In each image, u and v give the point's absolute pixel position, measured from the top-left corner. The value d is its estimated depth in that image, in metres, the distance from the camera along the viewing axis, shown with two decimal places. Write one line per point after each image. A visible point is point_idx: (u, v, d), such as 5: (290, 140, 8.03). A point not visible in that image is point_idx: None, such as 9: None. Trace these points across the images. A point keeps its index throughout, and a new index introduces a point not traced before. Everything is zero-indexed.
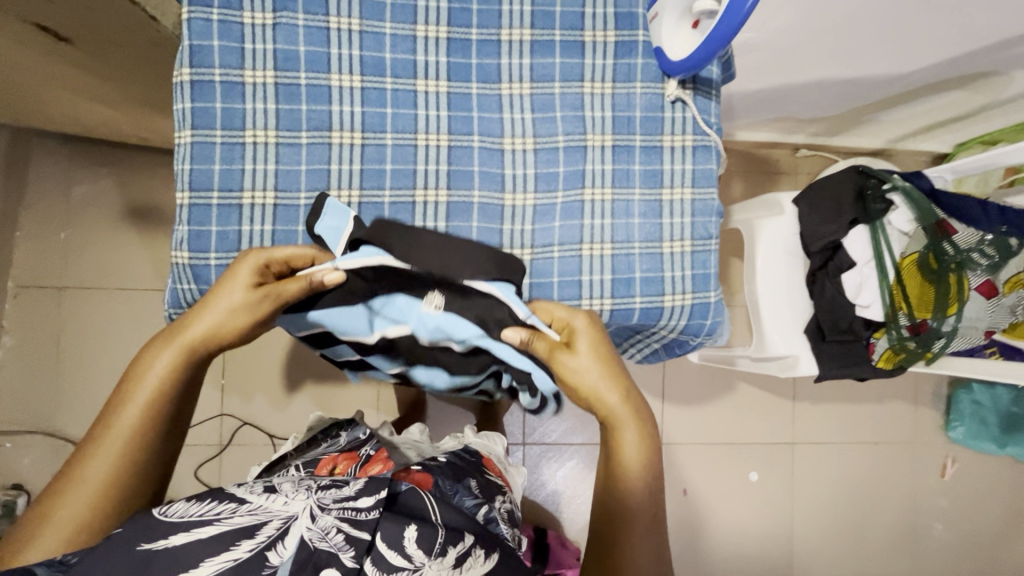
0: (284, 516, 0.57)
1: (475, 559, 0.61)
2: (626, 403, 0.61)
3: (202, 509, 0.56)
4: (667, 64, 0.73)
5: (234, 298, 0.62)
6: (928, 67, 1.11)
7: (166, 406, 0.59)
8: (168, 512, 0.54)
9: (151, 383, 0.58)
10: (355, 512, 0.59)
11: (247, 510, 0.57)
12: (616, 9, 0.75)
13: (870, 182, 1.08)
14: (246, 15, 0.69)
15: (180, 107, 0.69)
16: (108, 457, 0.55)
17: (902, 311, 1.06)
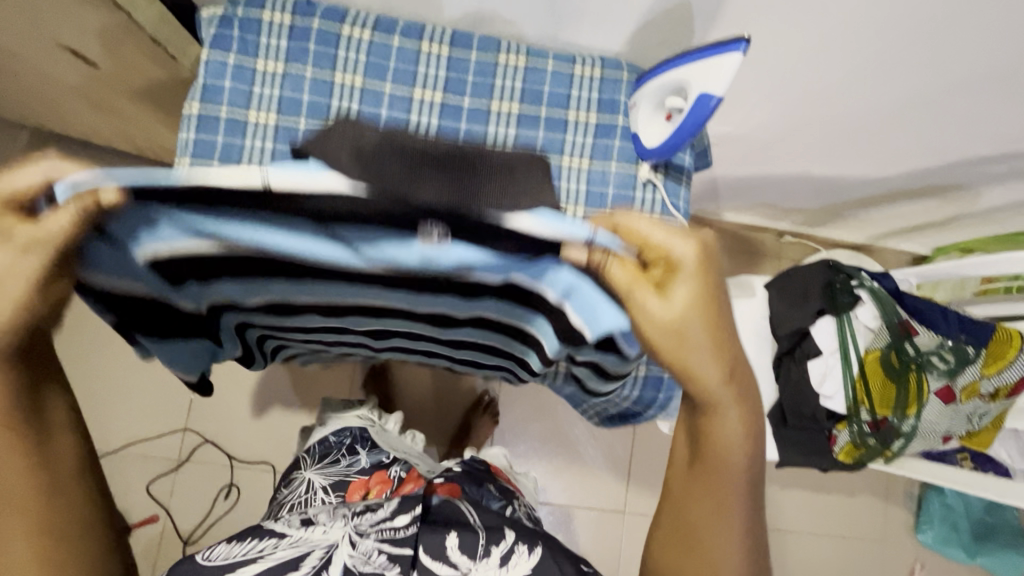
0: (323, 544, 0.62)
1: (519, 556, 0.64)
2: (711, 363, 0.53)
3: (245, 548, 0.63)
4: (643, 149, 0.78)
5: None
6: (903, 175, 1.18)
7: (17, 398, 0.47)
8: (211, 557, 0.61)
9: None
10: (393, 531, 0.63)
11: (288, 543, 0.63)
12: (600, 95, 0.82)
13: (839, 277, 1.11)
14: (259, 63, 0.76)
15: (184, 136, 0.74)
16: (15, 488, 0.47)
17: (863, 406, 1.08)
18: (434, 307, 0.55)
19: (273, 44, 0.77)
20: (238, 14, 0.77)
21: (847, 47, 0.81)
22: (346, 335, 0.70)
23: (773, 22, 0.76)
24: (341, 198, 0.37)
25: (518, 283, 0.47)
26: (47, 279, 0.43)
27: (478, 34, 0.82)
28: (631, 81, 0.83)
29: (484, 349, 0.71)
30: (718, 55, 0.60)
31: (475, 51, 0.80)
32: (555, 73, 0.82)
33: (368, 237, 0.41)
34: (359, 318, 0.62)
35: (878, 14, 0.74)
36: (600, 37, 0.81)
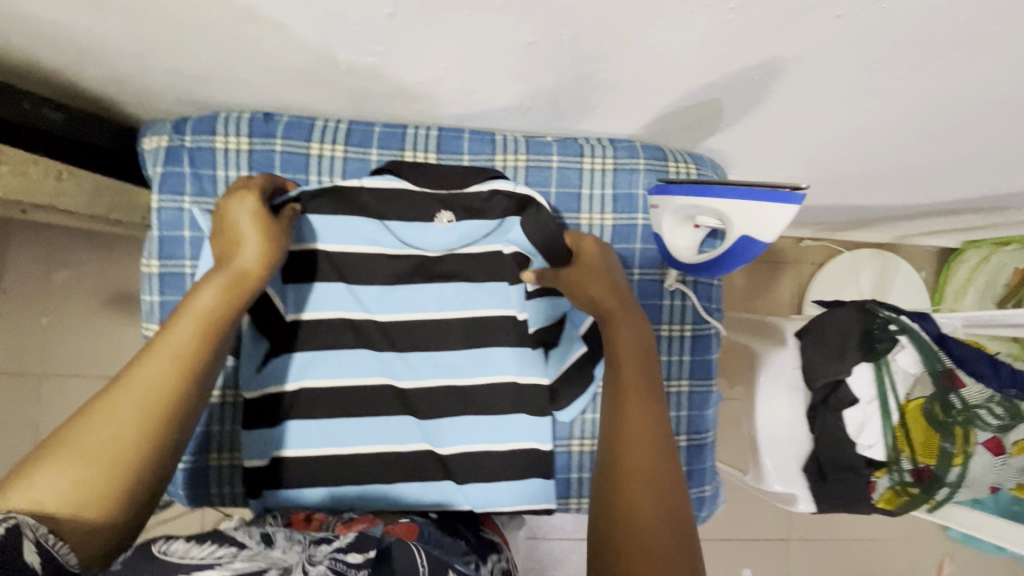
0: (277, 566, 0.43)
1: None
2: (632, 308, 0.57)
3: (203, 551, 0.43)
4: (668, 255, 0.68)
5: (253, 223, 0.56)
6: (944, 201, 1.07)
7: (221, 327, 0.51)
8: (167, 550, 0.42)
9: (201, 305, 0.50)
10: (345, 565, 0.44)
11: (244, 557, 0.43)
12: (614, 190, 0.72)
13: (876, 321, 1.04)
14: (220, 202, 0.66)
15: (148, 299, 0.66)
16: (145, 392, 0.44)
17: (905, 455, 1.02)
18: (442, 312, 0.70)
19: (233, 175, 0.67)
20: (187, 144, 0.66)
21: (893, 129, 0.70)
22: (360, 424, 0.68)
23: (814, 115, 0.64)
24: (409, 185, 0.68)
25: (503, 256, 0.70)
26: (277, 238, 0.58)
27: (469, 131, 0.70)
28: (650, 171, 0.72)
29: (500, 424, 0.70)
30: (772, 203, 0.50)
31: (466, 153, 0.70)
32: (561, 170, 0.71)
33: (408, 220, 0.68)
34: (375, 373, 0.68)
35: (938, 107, 0.63)
36: (611, 127, 0.69)
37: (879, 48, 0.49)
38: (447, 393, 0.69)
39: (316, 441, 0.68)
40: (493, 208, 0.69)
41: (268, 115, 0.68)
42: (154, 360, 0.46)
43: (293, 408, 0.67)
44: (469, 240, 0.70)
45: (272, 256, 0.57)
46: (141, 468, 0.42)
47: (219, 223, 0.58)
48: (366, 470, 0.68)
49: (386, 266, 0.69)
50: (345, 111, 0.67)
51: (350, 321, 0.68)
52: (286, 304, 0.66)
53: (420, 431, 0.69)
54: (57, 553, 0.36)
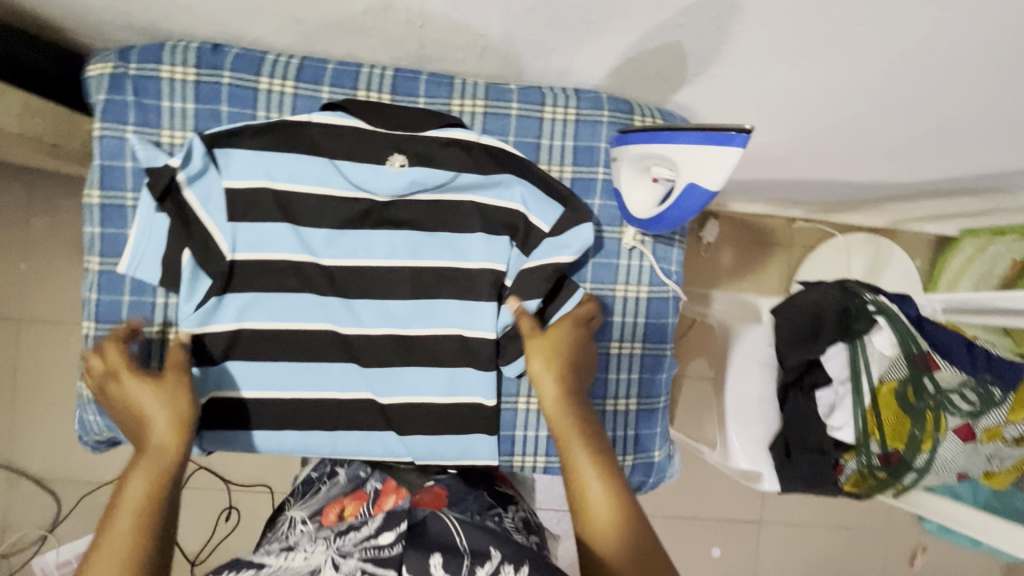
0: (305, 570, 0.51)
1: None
2: (572, 400, 0.61)
3: None
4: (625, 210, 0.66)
5: (149, 393, 0.58)
6: (936, 180, 1.03)
7: (157, 500, 0.54)
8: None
9: (132, 495, 0.54)
10: (376, 550, 0.52)
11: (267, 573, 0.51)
12: (575, 142, 0.69)
13: (855, 300, 1.01)
14: (164, 134, 0.64)
15: (89, 231, 0.64)
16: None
17: (873, 438, 1.00)
18: (392, 261, 0.68)
19: (178, 108, 0.64)
20: (131, 72, 0.63)
21: (864, 85, 0.66)
22: (302, 370, 0.67)
23: (782, 66, 0.61)
24: (365, 126, 0.65)
25: (459, 205, 0.68)
26: (181, 385, 0.60)
27: (427, 73, 0.68)
28: (614, 123, 0.69)
29: (444, 377, 0.69)
30: (717, 146, 0.49)
31: (422, 96, 0.67)
32: (521, 118, 0.68)
33: (360, 163, 0.65)
34: (321, 320, 0.67)
35: (910, 56, 0.59)
36: (574, 73, 0.66)
37: None
38: (394, 343, 0.68)
39: (256, 384, 0.67)
40: (450, 158, 0.66)
41: (217, 45, 0.65)
42: (105, 554, 0.50)
43: (236, 348, 0.66)
44: (423, 185, 0.66)
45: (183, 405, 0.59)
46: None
47: (117, 415, 0.59)
48: (309, 415, 0.68)
49: (334, 210, 0.66)
50: (295, 45, 0.65)
51: (294, 263, 0.66)
52: (227, 242, 0.64)
53: (363, 379, 0.68)
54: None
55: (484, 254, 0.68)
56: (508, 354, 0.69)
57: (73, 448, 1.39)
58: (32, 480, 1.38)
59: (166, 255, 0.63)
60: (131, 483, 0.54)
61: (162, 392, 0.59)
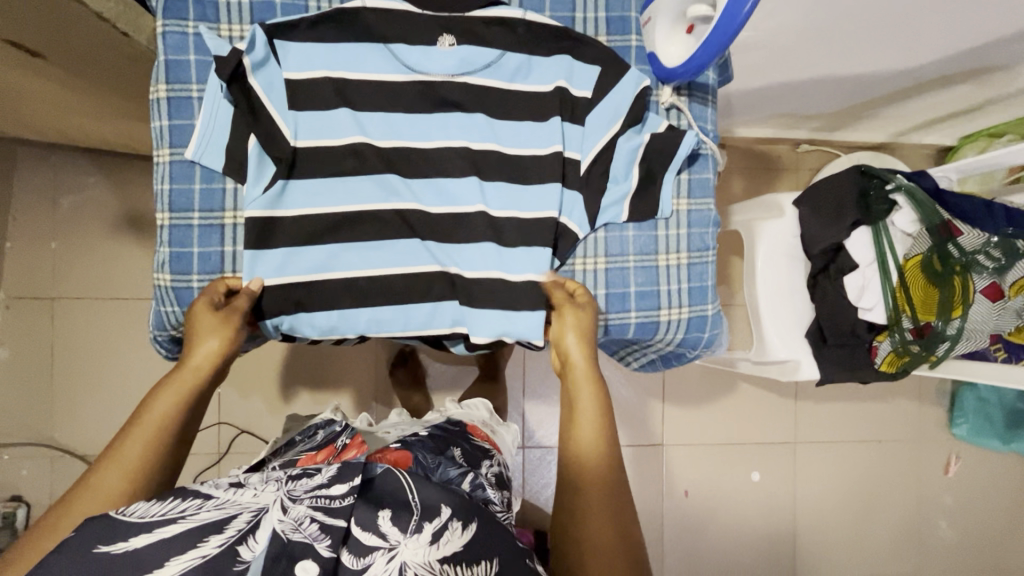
0: (249, 509, 0.52)
1: (452, 531, 0.55)
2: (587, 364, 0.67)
3: (166, 507, 0.51)
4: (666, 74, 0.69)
5: (208, 329, 0.64)
6: (935, 62, 1.08)
7: (176, 420, 0.60)
8: (127, 512, 0.49)
9: (161, 407, 0.60)
10: (328, 499, 0.54)
11: (212, 505, 0.52)
12: (607, 13, 0.73)
13: (872, 183, 1.06)
14: (223, 28, 0.68)
15: (158, 125, 0.67)
16: (116, 468, 0.55)
17: (904, 314, 1.04)
18: (446, 140, 0.71)
19: (235, 3, 0.68)
20: None
21: None
22: (368, 246, 0.70)
23: None
24: (411, 8, 0.69)
25: (509, 87, 0.71)
26: (233, 335, 0.65)
27: None
28: None
29: (502, 251, 0.71)
30: None
31: None
32: None
33: (412, 45, 0.69)
34: (383, 199, 0.70)
35: None
36: None
37: None
38: (455, 220, 0.71)
39: (322, 264, 0.69)
40: (494, 34, 0.70)
41: None
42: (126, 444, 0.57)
43: (302, 232, 0.68)
44: (474, 63, 0.70)
45: (225, 350, 0.65)
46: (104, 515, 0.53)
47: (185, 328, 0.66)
48: (380, 291, 0.70)
49: (390, 93, 0.70)
50: None
51: (355, 144, 0.69)
52: (291, 128, 0.67)
53: (426, 253, 0.71)
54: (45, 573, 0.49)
55: (533, 135, 0.72)
56: (569, 219, 0.72)
57: (114, 423, 1.40)
58: (76, 458, 1.38)
59: (232, 143, 0.67)
60: (166, 395, 0.61)
61: (214, 333, 0.64)
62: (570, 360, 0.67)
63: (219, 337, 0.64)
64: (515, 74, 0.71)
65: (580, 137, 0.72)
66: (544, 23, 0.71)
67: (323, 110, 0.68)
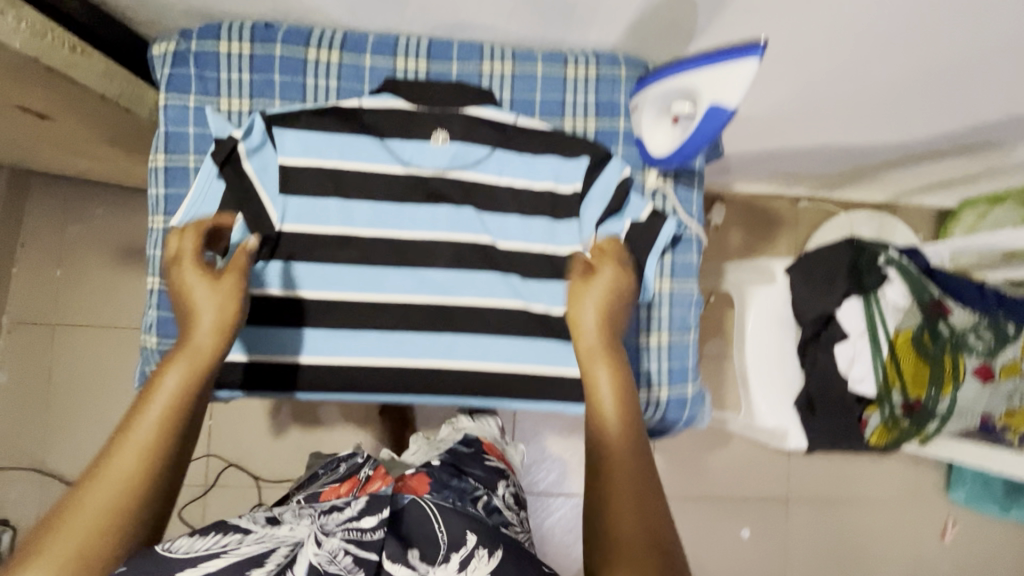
0: (287, 542, 0.52)
1: (479, 559, 0.55)
2: (612, 337, 0.61)
3: (207, 543, 0.50)
4: (663, 165, 0.70)
5: (208, 289, 0.59)
6: (932, 137, 1.08)
7: (184, 414, 0.53)
8: (172, 548, 0.48)
9: (166, 392, 0.53)
10: (359, 532, 0.54)
11: (251, 540, 0.52)
12: (598, 97, 0.75)
13: (863, 255, 1.05)
14: (223, 101, 0.71)
15: (155, 192, 0.70)
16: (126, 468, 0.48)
17: (894, 388, 1.03)
18: (432, 234, 0.72)
19: (235, 78, 0.71)
20: (193, 48, 0.70)
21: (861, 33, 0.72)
22: (347, 330, 0.70)
23: (783, 16, 0.67)
24: (406, 106, 0.71)
25: (498, 181, 0.73)
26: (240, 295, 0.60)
27: (458, 42, 0.74)
28: (631, 78, 0.75)
29: (482, 344, 0.72)
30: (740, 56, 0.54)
31: (454, 65, 0.74)
32: (546, 78, 0.75)
33: (407, 140, 0.71)
34: (369, 285, 0.71)
35: None
36: (592, 35, 0.73)
37: None
38: (431, 309, 0.72)
39: (285, 343, 0.70)
40: (485, 135, 0.72)
41: (269, 23, 0.71)
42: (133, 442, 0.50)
43: (273, 313, 0.70)
44: (465, 160, 0.72)
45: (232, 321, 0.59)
46: (116, 548, 0.46)
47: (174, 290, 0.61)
48: (355, 378, 0.71)
49: (386, 183, 0.71)
50: (340, 19, 0.71)
51: (339, 234, 0.70)
52: (278, 212, 0.69)
53: (405, 329, 0.71)
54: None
55: (517, 227, 0.73)
56: (556, 307, 0.73)
57: None
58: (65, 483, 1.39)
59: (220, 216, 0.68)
60: (169, 377, 0.54)
61: (221, 298, 0.59)
62: (581, 323, 0.61)
63: (227, 304, 0.59)
64: (507, 169, 0.73)
65: (554, 231, 0.74)
66: (533, 125, 0.73)
67: (315, 197, 0.70)
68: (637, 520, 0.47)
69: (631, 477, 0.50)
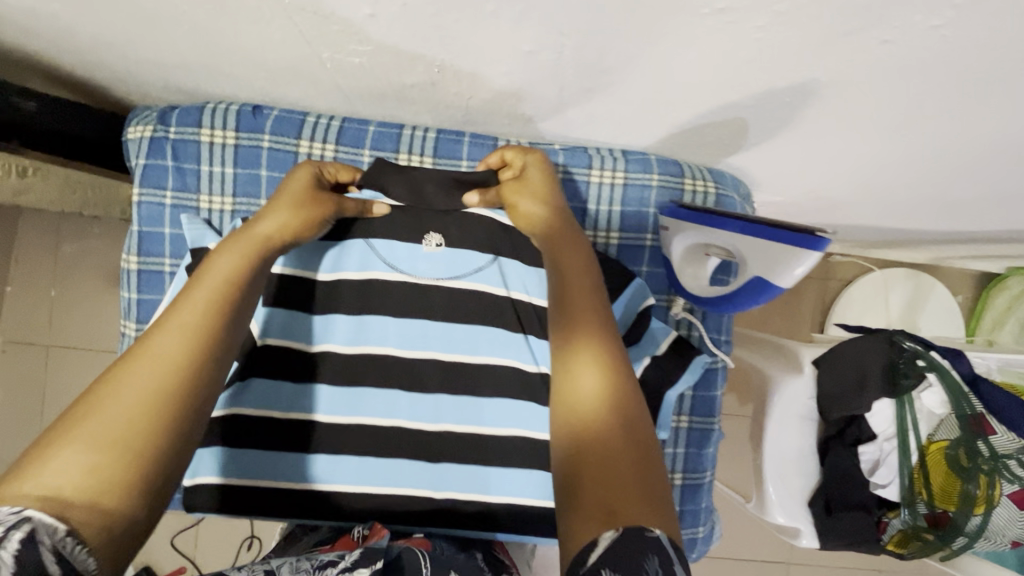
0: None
1: None
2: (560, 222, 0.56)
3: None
4: (694, 299, 0.64)
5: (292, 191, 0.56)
6: (994, 228, 0.98)
7: (238, 288, 0.47)
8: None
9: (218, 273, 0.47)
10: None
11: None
12: (623, 208, 0.67)
13: (901, 355, 0.98)
14: (203, 199, 0.64)
15: (127, 297, 0.64)
16: (166, 345, 0.41)
17: (921, 499, 0.96)
18: (424, 352, 0.64)
19: (217, 172, 0.64)
20: (171, 136, 0.63)
21: (938, 163, 0.61)
22: (320, 461, 0.62)
23: (849, 145, 0.57)
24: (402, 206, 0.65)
25: (505, 293, 0.65)
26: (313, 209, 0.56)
27: (470, 135, 0.66)
28: (664, 187, 0.67)
29: (474, 477, 0.62)
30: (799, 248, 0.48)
31: (465, 159, 0.66)
32: (567, 181, 0.66)
33: (405, 245, 0.65)
34: (354, 410, 0.63)
35: (995, 144, 0.55)
36: (622, 139, 0.64)
37: (907, 86, 0.43)
38: (419, 440, 0.62)
39: (255, 468, 0.62)
40: (489, 241, 0.65)
41: (256, 107, 0.63)
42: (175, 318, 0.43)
43: (242, 436, 0.61)
44: (468, 267, 0.65)
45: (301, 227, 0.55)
46: (152, 445, 0.37)
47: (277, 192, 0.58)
48: (327, 510, 0.61)
49: (383, 296, 0.64)
50: (337, 107, 0.63)
51: (318, 352, 0.63)
52: (259, 325, 0.62)
53: (391, 462, 0.62)
54: (75, 561, 0.32)
55: (517, 348, 0.64)
56: None
57: None
58: None
59: None
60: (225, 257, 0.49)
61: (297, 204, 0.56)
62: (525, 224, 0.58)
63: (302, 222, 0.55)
64: (514, 279, 0.65)
65: None
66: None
67: (304, 308, 0.63)
68: (608, 437, 0.40)
69: (593, 380, 0.43)
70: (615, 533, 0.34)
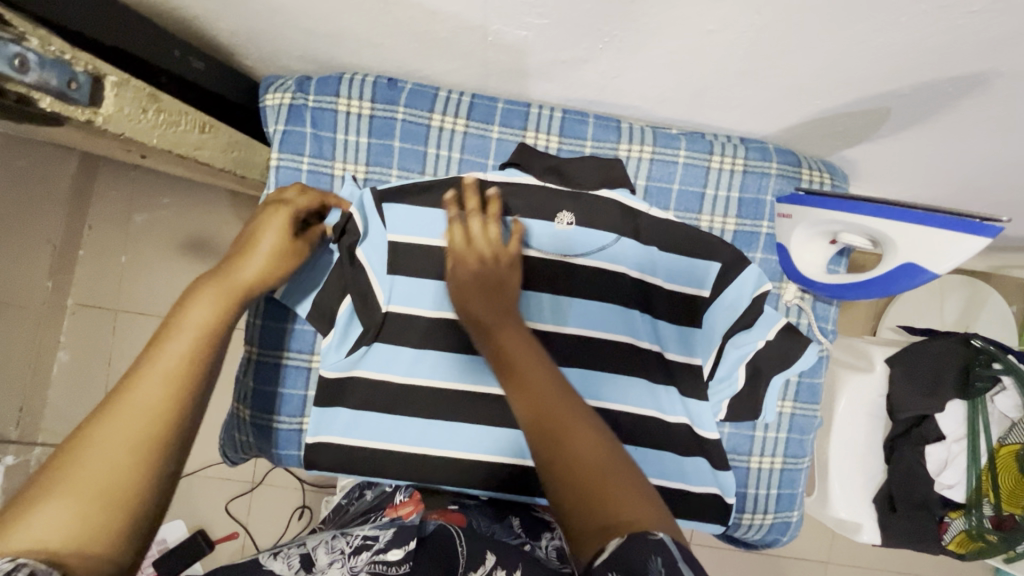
0: None
1: None
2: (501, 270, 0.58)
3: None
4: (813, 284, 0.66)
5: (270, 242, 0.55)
6: None
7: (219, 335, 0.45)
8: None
9: (195, 321, 0.44)
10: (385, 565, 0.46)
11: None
12: (740, 194, 0.69)
13: (977, 357, 0.98)
14: (338, 167, 0.67)
15: None
16: (148, 389, 0.39)
17: (988, 500, 0.96)
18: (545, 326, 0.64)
19: (352, 141, 0.67)
20: (311, 104, 0.65)
21: None
22: (442, 427, 0.65)
23: (980, 144, 0.58)
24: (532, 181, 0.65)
25: (628, 273, 0.66)
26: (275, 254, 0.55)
27: (594, 116, 0.67)
28: (783, 176, 0.68)
29: None
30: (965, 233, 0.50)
31: (590, 140, 0.68)
32: (688, 166, 0.68)
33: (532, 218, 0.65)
34: (478, 377, 0.65)
35: None
36: (746, 126, 0.65)
37: None
38: None
39: (380, 428, 0.65)
40: (610, 221, 0.65)
41: (392, 79, 0.66)
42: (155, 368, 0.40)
43: (370, 397, 0.65)
44: (592, 244, 0.65)
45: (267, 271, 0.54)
46: (143, 495, 0.36)
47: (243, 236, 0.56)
48: (447, 473, 0.65)
49: None
50: (469, 84, 0.65)
51: (443, 320, 0.66)
52: (384, 294, 0.64)
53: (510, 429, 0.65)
54: None
55: (625, 323, 0.66)
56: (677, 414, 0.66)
57: None
58: None
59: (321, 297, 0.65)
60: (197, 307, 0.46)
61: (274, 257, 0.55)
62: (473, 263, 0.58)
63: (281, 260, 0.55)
64: (634, 261, 0.66)
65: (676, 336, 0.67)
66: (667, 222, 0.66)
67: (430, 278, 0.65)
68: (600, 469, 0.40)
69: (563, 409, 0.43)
70: (621, 538, 0.35)
